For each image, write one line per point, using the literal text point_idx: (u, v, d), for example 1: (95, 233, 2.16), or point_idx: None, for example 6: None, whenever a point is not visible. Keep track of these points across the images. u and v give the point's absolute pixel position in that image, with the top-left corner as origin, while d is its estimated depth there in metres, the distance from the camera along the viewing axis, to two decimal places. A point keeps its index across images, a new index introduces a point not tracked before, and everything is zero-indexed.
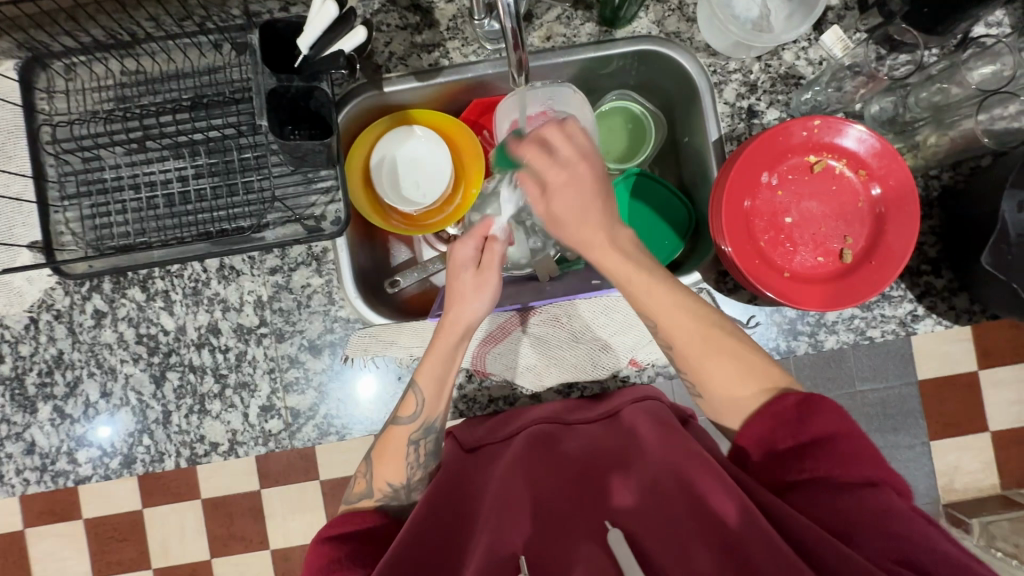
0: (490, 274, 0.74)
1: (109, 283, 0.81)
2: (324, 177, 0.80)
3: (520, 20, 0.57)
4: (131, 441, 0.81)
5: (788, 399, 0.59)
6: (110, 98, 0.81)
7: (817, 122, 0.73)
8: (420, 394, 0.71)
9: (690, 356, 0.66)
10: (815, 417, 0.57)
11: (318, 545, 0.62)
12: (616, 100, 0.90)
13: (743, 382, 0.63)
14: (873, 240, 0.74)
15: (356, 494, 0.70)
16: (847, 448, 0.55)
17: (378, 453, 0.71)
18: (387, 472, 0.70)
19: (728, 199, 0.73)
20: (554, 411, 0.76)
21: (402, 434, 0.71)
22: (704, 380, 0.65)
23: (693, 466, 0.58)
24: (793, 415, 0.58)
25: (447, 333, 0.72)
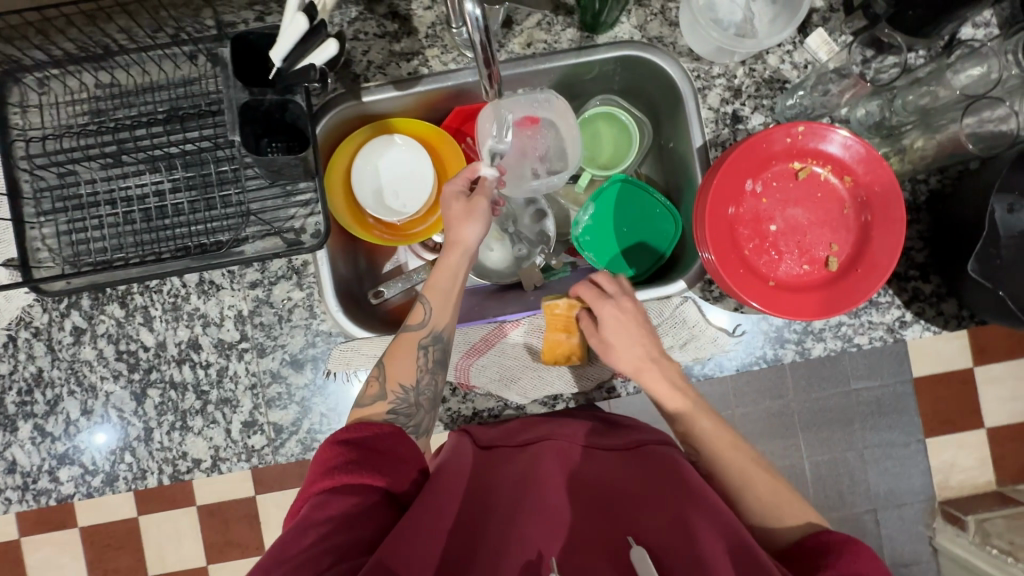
0: (482, 202, 0.75)
1: (88, 300, 0.80)
2: (303, 189, 0.79)
3: (489, 31, 0.56)
4: (113, 459, 0.81)
5: (827, 536, 0.55)
6: (84, 111, 0.80)
7: (801, 128, 0.71)
8: (430, 306, 0.71)
9: (732, 480, 0.65)
10: (854, 553, 0.52)
11: (330, 446, 0.58)
12: (600, 105, 0.88)
13: (784, 513, 0.61)
14: (859, 248, 0.73)
15: (369, 398, 0.67)
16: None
17: (388, 355, 0.69)
18: (398, 373, 0.68)
19: (711, 208, 0.72)
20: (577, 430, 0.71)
21: (412, 338, 0.70)
22: (721, 467, 0.66)
23: (733, 535, 0.53)
24: (827, 550, 0.54)
25: (448, 253, 0.74)
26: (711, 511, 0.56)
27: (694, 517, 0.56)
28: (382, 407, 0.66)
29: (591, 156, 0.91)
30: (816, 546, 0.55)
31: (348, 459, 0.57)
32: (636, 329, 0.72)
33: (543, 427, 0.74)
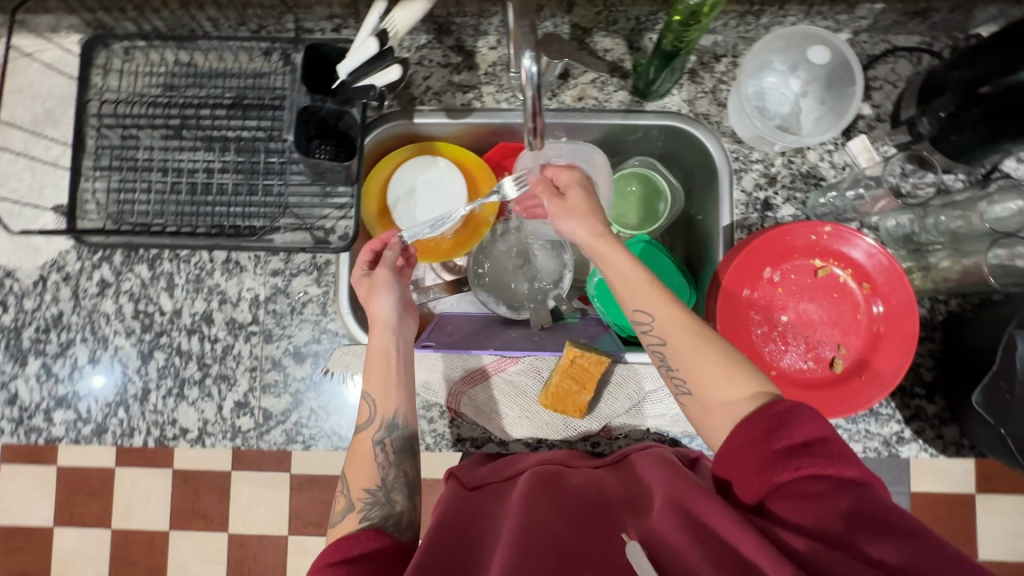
0: (385, 272, 0.78)
1: (120, 256, 0.85)
2: (340, 193, 0.83)
3: (540, 87, 0.60)
4: (107, 411, 0.83)
5: (775, 406, 0.56)
6: (158, 84, 0.85)
7: (828, 229, 0.73)
8: (372, 398, 0.72)
9: (679, 350, 0.62)
10: (797, 421, 0.54)
11: (320, 575, 0.57)
12: (638, 165, 0.92)
13: (734, 382, 0.60)
14: (867, 356, 0.73)
15: (339, 513, 0.67)
16: (838, 449, 0.52)
17: (349, 462, 0.71)
18: (360, 479, 0.69)
19: (726, 285, 0.73)
20: (559, 457, 0.75)
21: (366, 439, 0.71)
22: (705, 384, 0.61)
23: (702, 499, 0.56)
24: (776, 422, 0.55)
25: (376, 345, 0.75)
26: (682, 491, 0.59)
27: (670, 498, 0.59)
28: (353, 519, 0.66)
29: (618, 214, 0.93)
30: (773, 419, 0.55)
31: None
32: (587, 204, 0.72)
33: (530, 456, 0.77)
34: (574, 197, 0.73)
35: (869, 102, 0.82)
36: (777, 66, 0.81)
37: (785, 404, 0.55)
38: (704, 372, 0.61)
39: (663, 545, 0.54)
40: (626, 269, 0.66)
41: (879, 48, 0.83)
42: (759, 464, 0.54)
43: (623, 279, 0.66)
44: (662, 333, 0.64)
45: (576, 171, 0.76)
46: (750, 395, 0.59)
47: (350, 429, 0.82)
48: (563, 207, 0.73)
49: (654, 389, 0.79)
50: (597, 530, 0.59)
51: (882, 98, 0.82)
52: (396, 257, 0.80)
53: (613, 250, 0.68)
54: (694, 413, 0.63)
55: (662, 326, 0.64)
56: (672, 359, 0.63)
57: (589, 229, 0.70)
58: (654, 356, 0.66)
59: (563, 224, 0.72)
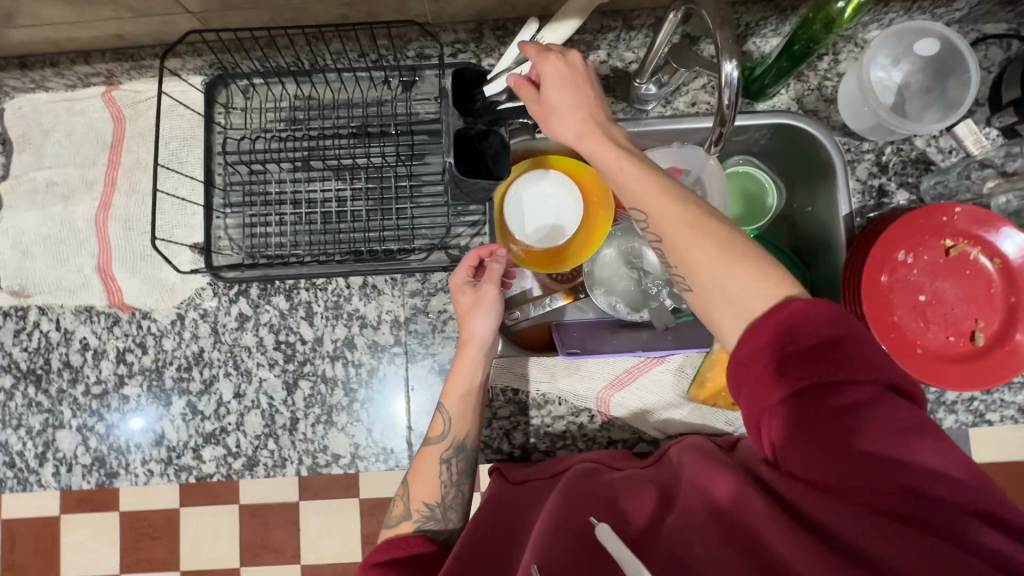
0: (489, 289, 0.77)
1: (257, 289, 0.86)
2: (473, 211, 0.85)
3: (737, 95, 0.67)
4: (256, 444, 0.84)
5: (790, 304, 0.52)
6: (282, 118, 0.87)
7: (960, 210, 0.76)
8: (448, 413, 0.76)
9: (677, 244, 0.59)
10: (812, 320, 0.50)
11: (366, 573, 0.63)
12: (740, 164, 0.96)
13: (735, 277, 0.55)
14: (1006, 327, 0.76)
15: (395, 517, 0.72)
16: (858, 357, 0.48)
17: (412, 474, 0.74)
18: (422, 492, 0.73)
19: (866, 271, 0.77)
20: (602, 457, 0.75)
21: (433, 454, 0.75)
22: (707, 284, 0.57)
23: (701, 473, 0.56)
24: (794, 318, 0.51)
25: (468, 353, 0.77)
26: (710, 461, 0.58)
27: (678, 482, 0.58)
28: (407, 526, 0.70)
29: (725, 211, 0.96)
30: (781, 316, 0.52)
31: None
32: (565, 96, 0.67)
33: (572, 458, 0.77)
34: (556, 95, 0.67)
35: None
36: (880, 60, 0.84)
37: (790, 308, 0.52)
38: (709, 264, 0.57)
39: (673, 513, 0.53)
40: (637, 180, 0.62)
41: (970, 36, 0.87)
42: (765, 373, 0.51)
43: (621, 166, 0.63)
44: (657, 228, 0.61)
45: (563, 57, 0.68)
46: (766, 289, 0.54)
47: (500, 440, 0.84)
48: (543, 110, 0.69)
49: None
50: (609, 500, 0.58)
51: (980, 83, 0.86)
52: (501, 270, 0.79)
53: (602, 149, 0.64)
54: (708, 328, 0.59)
55: (672, 249, 0.60)
56: (672, 259, 0.60)
57: (574, 130, 0.67)
58: (658, 256, 0.64)
59: (550, 127, 0.69)
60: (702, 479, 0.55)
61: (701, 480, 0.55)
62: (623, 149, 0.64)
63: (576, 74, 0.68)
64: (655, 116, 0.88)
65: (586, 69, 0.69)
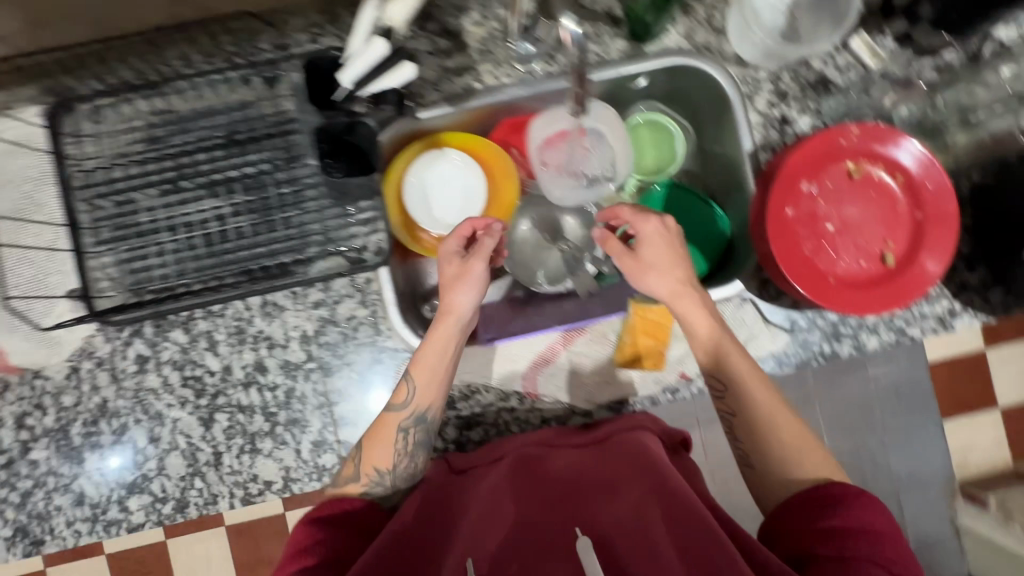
0: (477, 265, 0.73)
1: (151, 327, 0.80)
2: (364, 208, 0.80)
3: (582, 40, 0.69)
4: (183, 485, 0.80)
5: (838, 488, 0.62)
6: (140, 138, 0.80)
7: (856, 129, 0.74)
8: (413, 383, 0.72)
9: (723, 367, 0.71)
10: (858, 507, 0.59)
11: (302, 526, 0.64)
12: (644, 112, 0.91)
13: (799, 449, 0.67)
14: (914, 244, 0.75)
15: (344, 477, 0.70)
16: (895, 553, 0.57)
17: (369, 439, 0.71)
18: (374, 457, 0.70)
19: (772, 207, 0.75)
20: (544, 436, 0.75)
21: (392, 421, 0.71)
22: (766, 444, 0.68)
23: (658, 471, 0.62)
24: (835, 501, 0.61)
25: (445, 323, 0.73)
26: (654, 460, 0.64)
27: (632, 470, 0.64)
28: (354, 488, 0.69)
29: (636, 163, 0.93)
30: (833, 497, 0.61)
31: (315, 539, 0.62)
32: (665, 258, 0.72)
33: (514, 439, 0.77)
34: (649, 250, 0.73)
35: None
36: None
37: (835, 492, 0.61)
38: (773, 446, 0.68)
39: (616, 499, 0.62)
40: (694, 311, 0.72)
41: None
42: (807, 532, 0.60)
43: (673, 296, 0.72)
44: (719, 374, 0.71)
45: (650, 216, 0.74)
46: (811, 476, 0.65)
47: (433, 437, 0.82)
48: (638, 267, 0.73)
49: None
50: (571, 492, 0.64)
51: None
52: (492, 245, 0.74)
53: (693, 308, 0.72)
54: (750, 475, 0.70)
55: (742, 379, 0.70)
56: (730, 396, 0.71)
57: (669, 285, 0.72)
58: (713, 384, 0.72)
59: (640, 284, 0.74)
60: (658, 474, 0.62)
61: (657, 474, 0.62)
62: (706, 301, 0.72)
63: (676, 248, 0.73)
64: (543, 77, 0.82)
65: (683, 245, 0.74)
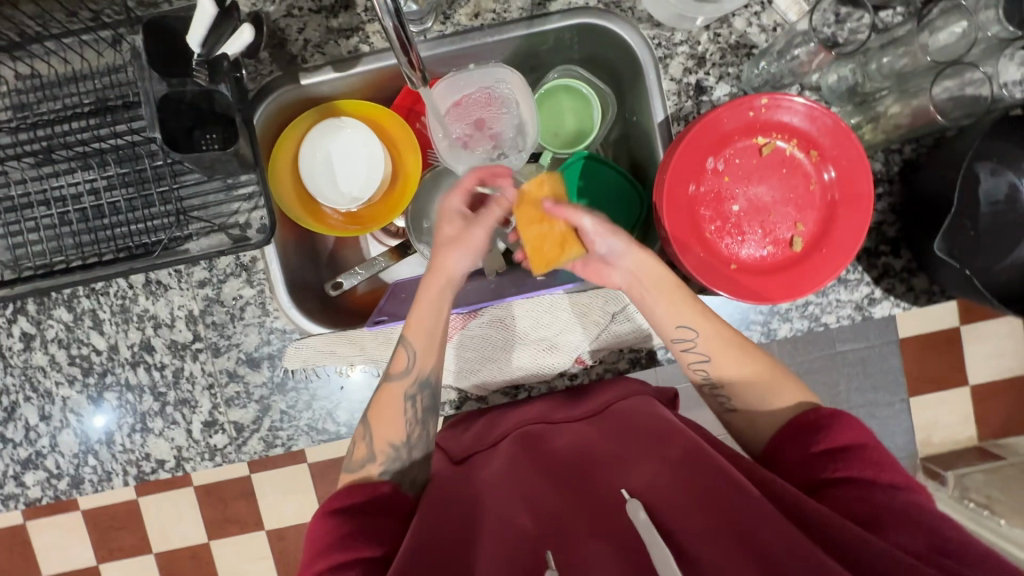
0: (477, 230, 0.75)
1: (34, 305, 0.78)
2: (245, 182, 0.75)
3: (401, 16, 0.53)
4: (76, 463, 0.80)
5: (820, 412, 0.64)
6: (7, 106, 0.75)
7: (765, 100, 0.67)
8: (410, 347, 0.72)
9: (713, 347, 0.71)
10: (839, 428, 0.61)
11: (323, 519, 0.63)
12: (560, 77, 0.84)
13: (776, 395, 0.69)
14: (825, 227, 0.69)
15: (358, 461, 0.70)
16: (879, 456, 0.58)
17: (373, 410, 0.71)
18: (386, 431, 0.70)
19: (670, 186, 0.69)
20: (543, 410, 0.74)
21: (397, 390, 0.71)
22: (750, 401, 0.70)
23: (683, 455, 0.60)
24: (819, 426, 0.62)
25: (434, 283, 0.74)
26: (676, 446, 0.62)
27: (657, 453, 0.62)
28: (374, 469, 0.69)
29: (554, 133, 0.87)
30: (815, 421, 0.63)
31: (339, 534, 0.61)
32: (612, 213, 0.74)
33: (513, 415, 0.75)
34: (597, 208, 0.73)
35: None
36: None
37: (825, 412, 0.63)
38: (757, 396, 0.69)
39: (650, 480, 0.59)
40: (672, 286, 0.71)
41: None
42: (799, 460, 0.62)
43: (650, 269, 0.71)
44: (706, 348, 0.71)
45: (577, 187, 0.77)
46: (794, 403, 0.68)
47: (325, 421, 0.80)
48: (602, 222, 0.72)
49: (620, 308, 0.77)
50: (589, 492, 0.62)
51: None
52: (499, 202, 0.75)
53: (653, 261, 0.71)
54: (733, 421, 0.71)
55: (712, 342, 0.71)
56: (718, 373, 0.71)
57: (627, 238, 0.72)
58: (696, 374, 0.73)
59: (613, 241, 0.72)
60: (687, 458, 0.59)
61: (687, 458, 0.60)
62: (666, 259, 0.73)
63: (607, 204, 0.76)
64: (437, 37, 0.76)
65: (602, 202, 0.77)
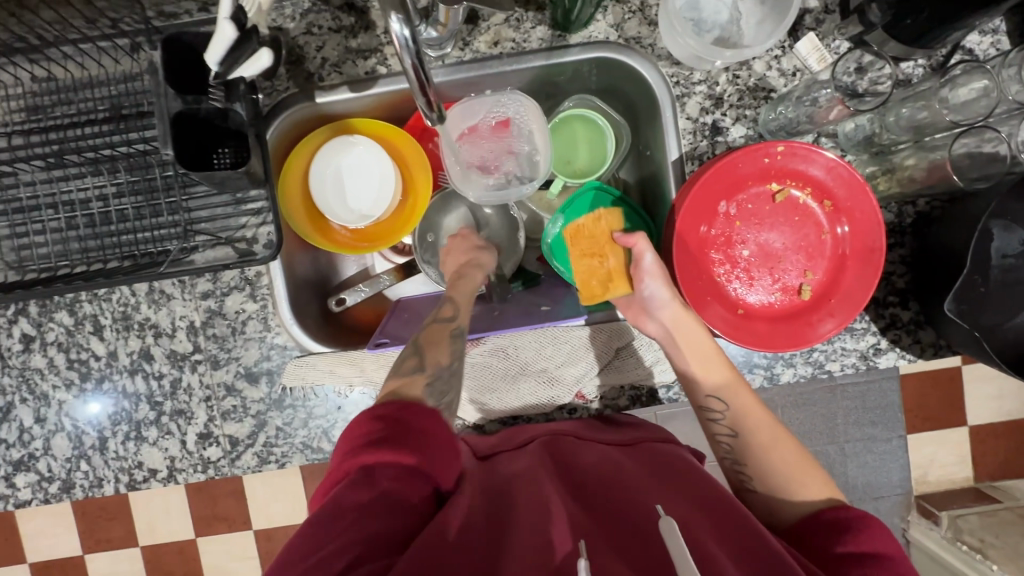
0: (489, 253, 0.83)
1: (35, 307, 0.78)
2: (253, 198, 0.75)
3: (420, 56, 0.54)
4: (69, 467, 0.80)
5: (845, 512, 0.58)
6: (21, 109, 0.76)
7: (782, 148, 0.66)
8: (455, 304, 0.74)
9: (745, 418, 0.68)
10: (865, 529, 0.55)
11: (364, 419, 0.55)
12: (575, 106, 0.84)
13: (806, 480, 0.63)
14: (833, 278, 0.69)
15: (406, 367, 0.64)
16: (903, 574, 0.52)
17: (427, 338, 0.68)
18: (434, 351, 0.67)
19: (681, 229, 0.68)
20: (575, 430, 0.72)
21: (444, 329, 0.70)
22: (775, 483, 0.64)
23: (729, 507, 0.55)
24: (843, 526, 0.57)
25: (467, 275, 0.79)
26: (719, 493, 0.57)
27: (697, 493, 0.57)
28: (416, 375, 0.62)
29: (567, 160, 0.87)
30: (841, 520, 0.57)
31: (368, 437, 0.54)
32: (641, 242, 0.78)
33: (544, 428, 0.74)
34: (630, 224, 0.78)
35: None
36: None
37: (855, 513, 0.57)
38: (787, 479, 0.63)
39: (689, 515, 0.54)
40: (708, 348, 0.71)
41: None
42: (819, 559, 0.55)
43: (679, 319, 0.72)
44: (735, 424, 0.68)
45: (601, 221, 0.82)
46: (825, 498, 0.61)
47: (321, 440, 0.79)
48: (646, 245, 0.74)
49: (623, 345, 0.78)
50: (617, 507, 0.55)
51: None
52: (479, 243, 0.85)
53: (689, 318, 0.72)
54: (757, 508, 0.65)
55: (745, 412, 0.68)
56: (745, 456, 0.67)
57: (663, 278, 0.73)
58: (720, 448, 0.69)
59: (654, 283, 0.73)
60: (732, 514, 0.54)
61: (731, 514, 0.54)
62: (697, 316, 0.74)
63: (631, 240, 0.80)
64: (455, 63, 0.76)
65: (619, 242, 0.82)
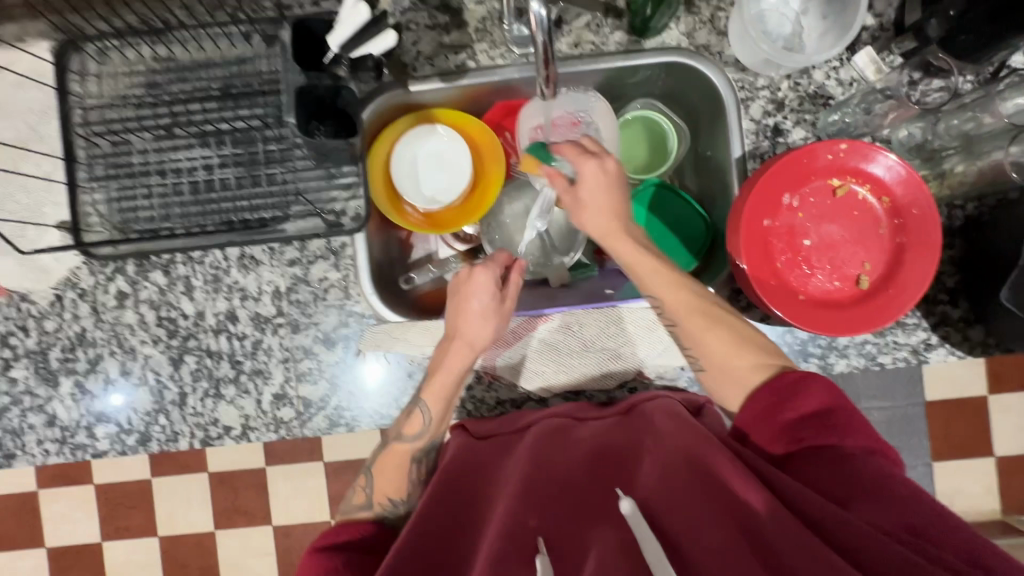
0: (510, 303, 0.78)
1: (133, 266, 0.83)
2: (346, 173, 0.81)
3: (551, 33, 0.59)
4: (147, 420, 0.84)
5: (786, 376, 0.65)
6: (141, 83, 0.82)
7: (844, 146, 0.72)
8: (428, 413, 0.77)
9: (692, 330, 0.71)
10: (805, 394, 0.63)
11: (311, 555, 0.66)
12: (641, 108, 0.90)
13: (745, 363, 0.68)
14: (891, 269, 0.73)
15: (356, 505, 0.75)
16: (846, 419, 0.60)
17: (380, 467, 0.77)
18: (387, 487, 0.76)
19: (749, 217, 0.73)
20: (568, 408, 0.80)
21: (405, 450, 0.77)
22: (714, 368, 0.70)
23: (702, 452, 0.62)
24: (786, 391, 0.64)
25: (455, 355, 0.76)
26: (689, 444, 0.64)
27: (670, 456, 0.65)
28: (366, 513, 0.74)
29: (628, 159, 0.92)
30: (783, 387, 0.64)
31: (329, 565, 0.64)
32: (598, 196, 0.75)
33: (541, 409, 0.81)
34: (587, 193, 0.75)
35: (871, 12, 0.80)
36: None
37: (795, 377, 0.65)
38: (730, 372, 0.69)
39: (661, 481, 0.62)
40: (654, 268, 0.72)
41: None
42: (773, 432, 0.63)
43: (645, 272, 0.73)
44: (674, 314, 0.72)
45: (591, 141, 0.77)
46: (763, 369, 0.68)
47: (390, 406, 0.84)
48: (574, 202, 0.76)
49: None
50: (600, 491, 0.65)
51: (884, 6, 0.80)
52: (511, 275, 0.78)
53: (649, 258, 0.73)
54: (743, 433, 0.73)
55: (699, 349, 0.71)
56: (692, 347, 0.72)
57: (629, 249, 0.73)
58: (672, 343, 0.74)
59: (582, 219, 0.76)
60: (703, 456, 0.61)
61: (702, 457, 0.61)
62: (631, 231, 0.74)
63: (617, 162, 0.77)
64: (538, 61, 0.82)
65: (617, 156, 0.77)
